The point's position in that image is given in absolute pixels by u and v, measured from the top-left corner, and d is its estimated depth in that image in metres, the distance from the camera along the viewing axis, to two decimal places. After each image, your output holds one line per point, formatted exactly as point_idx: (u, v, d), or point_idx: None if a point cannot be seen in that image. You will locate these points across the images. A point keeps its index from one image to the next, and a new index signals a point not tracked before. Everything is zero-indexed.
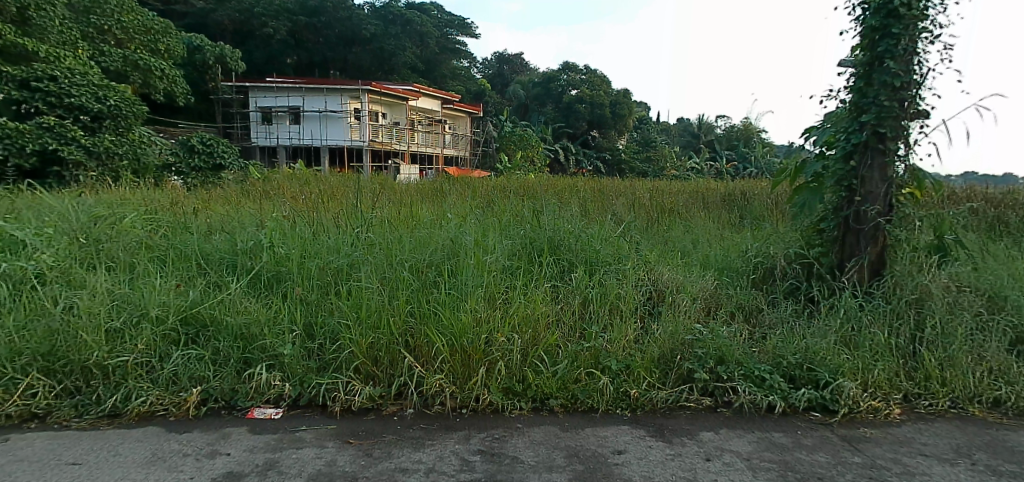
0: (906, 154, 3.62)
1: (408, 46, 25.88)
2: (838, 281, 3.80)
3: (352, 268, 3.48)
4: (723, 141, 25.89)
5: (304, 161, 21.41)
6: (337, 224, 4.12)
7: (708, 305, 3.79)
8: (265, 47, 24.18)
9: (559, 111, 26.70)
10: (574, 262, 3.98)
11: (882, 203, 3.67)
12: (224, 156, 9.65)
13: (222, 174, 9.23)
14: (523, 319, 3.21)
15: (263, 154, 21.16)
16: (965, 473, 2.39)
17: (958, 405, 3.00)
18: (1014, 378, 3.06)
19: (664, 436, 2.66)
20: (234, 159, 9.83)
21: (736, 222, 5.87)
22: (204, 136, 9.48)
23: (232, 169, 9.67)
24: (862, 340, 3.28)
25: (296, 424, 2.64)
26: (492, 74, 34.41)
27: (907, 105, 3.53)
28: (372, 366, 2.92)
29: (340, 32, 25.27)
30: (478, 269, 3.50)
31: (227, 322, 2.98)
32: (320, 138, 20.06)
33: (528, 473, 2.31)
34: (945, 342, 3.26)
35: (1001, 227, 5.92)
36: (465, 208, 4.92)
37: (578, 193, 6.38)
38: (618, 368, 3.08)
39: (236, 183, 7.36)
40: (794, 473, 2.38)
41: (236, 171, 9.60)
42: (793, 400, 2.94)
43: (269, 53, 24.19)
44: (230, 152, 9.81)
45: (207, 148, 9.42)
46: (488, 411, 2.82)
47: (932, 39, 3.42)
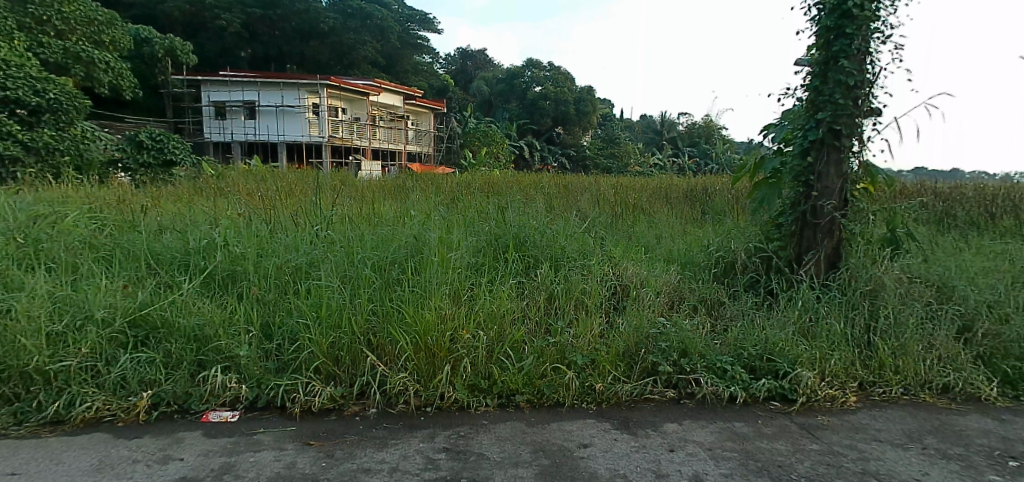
0: (861, 150, 3.74)
1: (370, 41, 25.51)
2: (796, 274, 3.91)
3: (312, 267, 3.40)
4: (685, 138, 26.45)
5: (262, 158, 20.92)
6: (295, 221, 4.02)
7: (671, 299, 3.86)
8: (219, 40, 23.40)
9: (523, 108, 26.75)
10: (539, 257, 3.99)
11: (837, 198, 3.79)
12: (176, 152, 9.24)
13: (173, 171, 8.93)
14: (488, 316, 3.20)
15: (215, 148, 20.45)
16: (917, 456, 2.49)
17: (910, 392, 3.12)
18: (961, 365, 3.20)
19: (629, 429, 2.69)
20: (186, 155, 9.52)
21: (698, 217, 5.98)
22: (153, 132, 9.11)
23: (184, 166, 9.32)
24: (819, 331, 3.38)
25: (254, 426, 2.57)
26: (456, 69, 34.22)
27: (860, 103, 3.65)
28: (333, 366, 2.87)
29: (300, 26, 24.73)
30: (442, 266, 3.47)
31: (179, 323, 2.88)
32: (278, 134, 19.78)
33: (494, 470, 2.30)
34: (898, 331, 3.39)
35: (948, 220, 6.20)
36: (429, 205, 4.87)
37: (542, 189, 6.40)
38: (584, 363, 3.10)
39: (187, 179, 7.12)
40: (754, 461, 2.43)
41: (189, 168, 9.31)
42: (753, 390, 3.02)
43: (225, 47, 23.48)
44: (182, 148, 9.42)
45: (156, 143, 9.01)
46: (453, 408, 2.81)
47: (884, 39, 3.55)
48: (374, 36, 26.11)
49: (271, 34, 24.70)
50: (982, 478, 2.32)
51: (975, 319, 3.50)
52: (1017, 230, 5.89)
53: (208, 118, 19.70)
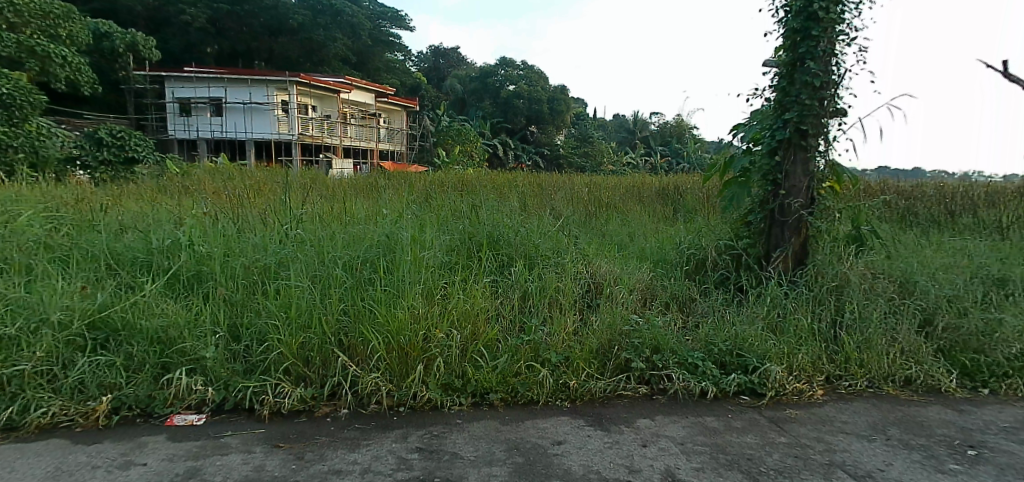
0: (826, 149, 3.84)
1: (340, 38, 25.19)
2: (764, 271, 3.99)
3: (281, 267, 3.34)
4: (657, 137, 26.83)
5: (229, 155, 20.47)
6: (264, 221, 3.94)
7: (644, 296, 3.91)
8: (184, 35, 22.84)
9: (497, 106, 26.74)
10: (514, 256, 3.99)
11: (804, 196, 3.88)
12: (138, 148, 9.07)
13: (135, 169, 8.75)
14: (462, 314, 3.19)
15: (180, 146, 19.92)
16: (880, 447, 2.56)
17: (874, 384, 3.21)
18: (922, 358, 3.31)
19: (602, 425, 2.71)
20: (150, 152, 9.36)
21: (671, 215, 6.07)
22: (113, 128, 8.88)
23: (146, 163, 9.16)
24: (787, 326, 3.46)
25: (221, 429, 2.52)
26: (428, 67, 34.03)
27: (826, 104, 3.75)
28: (303, 367, 2.83)
29: (268, 22, 24.29)
30: (415, 265, 3.44)
31: (141, 325, 2.81)
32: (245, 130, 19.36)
33: (467, 469, 2.30)
34: (862, 326, 3.49)
35: (910, 217, 6.41)
36: (402, 204, 4.84)
37: (516, 187, 6.41)
38: (558, 361, 3.11)
39: (150, 178, 6.95)
40: (725, 455, 2.48)
41: (152, 166, 9.11)
42: (723, 385, 3.07)
43: (189, 43, 22.90)
44: (145, 144, 9.29)
45: (117, 141, 8.82)
46: (427, 408, 2.80)
47: (848, 41, 3.64)
48: (346, 33, 25.80)
49: (238, 29, 24.19)
50: (943, 467, 2.39)
51: (936, 313, 3.62)
52: (974, 227, 6.12)
53: (173, 115, 19.20)
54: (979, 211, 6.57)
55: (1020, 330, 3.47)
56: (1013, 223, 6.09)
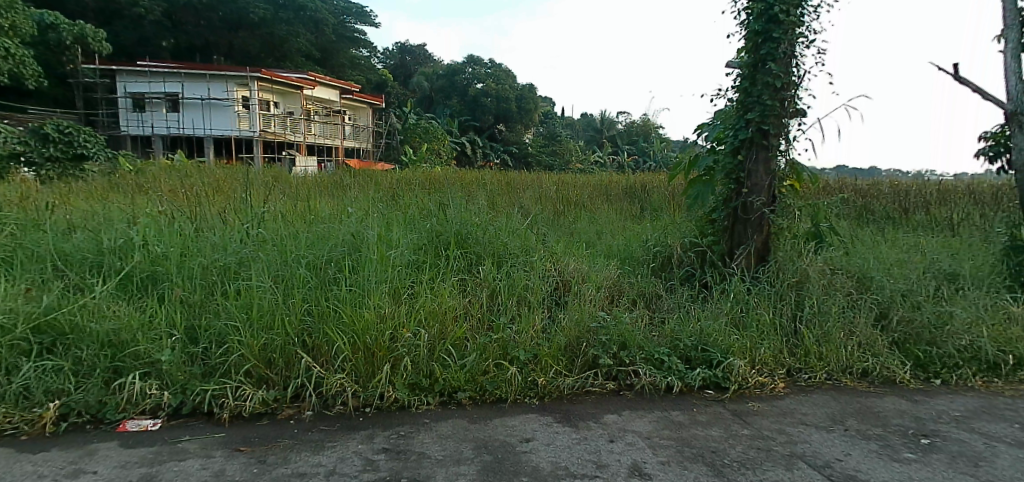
0: (787, 149, 3.94)
1: (303, 33, 24.75)
2: (728, 268, 4.07)
3: (242, 267, 3.26)
4: (624, 136, 27.20)
5: (186, 152, 19.85)
6: (224, 220, 3.84)
7: (611, 293, 3.96)
8: (137, 28, 22.10)
9: (464, 104, 26.69)
10: (482, 254, 3.97)
11: (766, 194, 3.97)
12: (87, 145, 9.02)
13: (82, 165, 8.46)
14: (430, 313, 3.17)
15: (134, 142, 19.22)
16: (839, 438, 2.64)
17: (833, 377, 3.31)
18: (878, 350, 3.42)
19: (571, 422, 2.73)
20: (100, 148, 9.26)
21: (637, 213, 6.16)
22: (59, 123, 8.83)
23: (96, 159, 9.01)
24: (749, 321, 3.55)
25: (177, 434, 2.45)
26: (394, 64, 33.69)
27: (786, 104, 3.85)
28: (265, 368, 2.77)
29: (226, 16, 23.61)
30: (381, 264, 3.40)
31: (92, 328, 2.71)
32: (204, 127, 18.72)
33: (435, 468, 2.29)
34: (822, 320, 3.59)
35: (866, 215, 6.64)
36: (368, 202, 4.79)
37: (484, 185, 6.40)
38: (526, 358, 3.11)
39: (100, 175, 6.71)
40: (690, 448, 2.52)
41: (102, 162, 8.83)
42: (689, 380, 3.13)
43: (142, 35, 22.10)
44: (93, 141, 9.20)
45: (64, 136, 8.76)
46: (394, 408, 2.77)
47: (807, 43, 3.75)
48: (309, 29, 25.36)
49: (195, 22, 23.49)
50: (898, 456, 2.48)
51: (890, 307, 3.76)
52: (926, 224, 6.36)
53: (125, 110, 18.52)
54: (930, 208, 6.84)
55: (969, 322, 3.62)
56: (963, 220, 6.37)
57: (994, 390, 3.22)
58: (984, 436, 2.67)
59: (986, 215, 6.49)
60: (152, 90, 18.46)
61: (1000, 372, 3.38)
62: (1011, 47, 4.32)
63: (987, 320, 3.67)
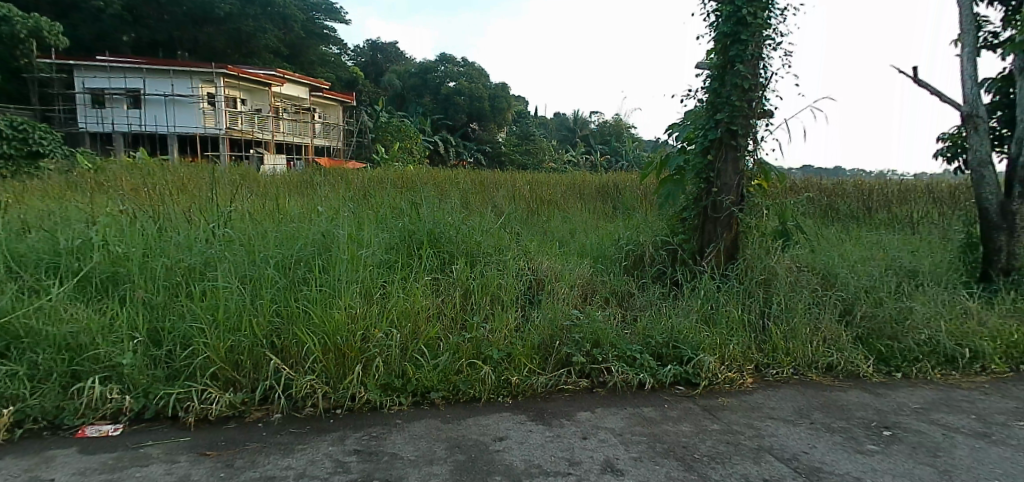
0: (755, 149, 4.03)
1: (271, 29, 24.32)
2: (698, 266, 4.14)
3: (208, 267, 3.18)
4: (597, 136, 27.43)
5: (149, 150, 19.27)
6: (189, 219, 3.75)
7: (585, 291, 3.99)
8: (94, 21, 21.21)
9: (437, 103, 26.57)
10: (455, 254, 3.96)
11: (735, 194, 4.05)
12: (42, 142, 8.75)
13: (37, 163, 8.17)
14: (402, 313, 3.15)
15: (93, 140, 18.55)
16: (805, 431, 2.71)
17: (799, 371, 3.40)
18: (842, 345, 3.52)
19: (544, 420, 2.74)
20: (57, 146, 8.99)
21: (610, 212, 6.22)
22: (13, 121, 8.58)
23: (52, 157, 8.74)
24: (719, 317, 3.61)
25: (140, 439, 2.39)
26: (365, 62, 33.31)
27: (754, 105, 3.93)
28: (232, 371, 2.71)
29: (189, 10, 22.86)
30: (352, 264, 3.36)
31: (48, 331, 2.62)
32: (167, 123, 18.38)
33: (407, 469, 2.27)
34: (789, 316, 3.68)
35: (832, 213, 6.83)
36: (339, 201, 4.73)
37: (457, 184, 6.37)
38: (499, 357, 3.11)
39: (56, 173, 6.47)
40: (661, 444, 2.56)
41: (58, 159, 8.53)
42: (660, 376, 3.17)
43: (101, 29, 21.35)
44: (49, 138, 8.92)
45: (19, 133, 8.51)
46: (365, 409, 2.75)
47: (774, 46, 3.84)
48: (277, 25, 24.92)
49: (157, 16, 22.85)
50: (861, 448, 2.56)
51: (854, 303, 3.87)
52: (888, 222, 6.57)
53: (84, 106, 17.92)
54: (891, 207, 7.07)
55: (928, 317, 3.75)
56: (922, 219, 6.59)
57: (951, 382, 3.34)
58: (942, 427, 2.76)
59: (944, 213, 6.73)
60: (112, 86, 18.05)
61: (957, 365, 3.51)
62: (967, 51, 4.49)
63: (945, 315, 3.81)
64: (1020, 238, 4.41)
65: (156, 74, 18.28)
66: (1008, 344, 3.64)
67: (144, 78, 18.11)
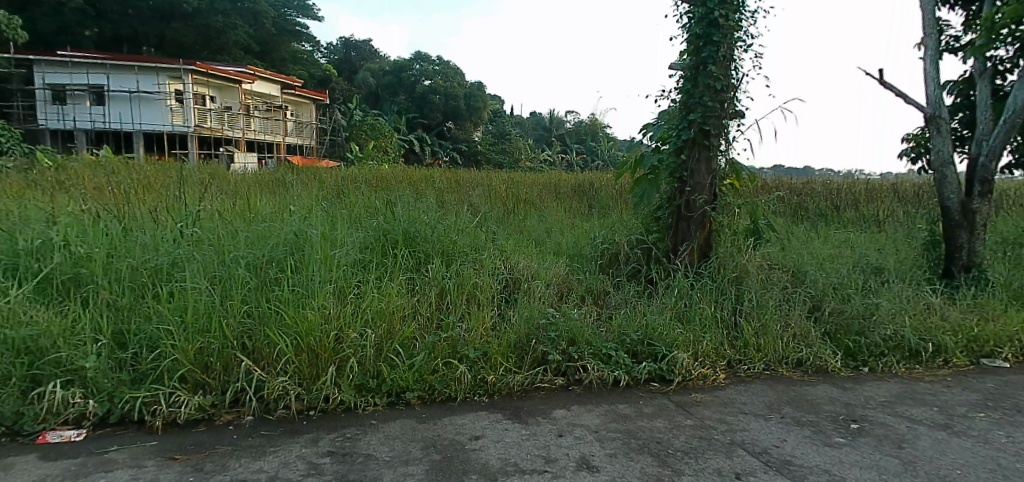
0: (727, 149, 4.09)
1: (241, 26, 23.89)
2: (672, 264, 4.20)
3: (176, 268, 3.11)
4: (573, 136, 27.58)
5: (113, 148, 18.70)
6: (155, 219, 3.66)
7: (561, 290, 4.01)
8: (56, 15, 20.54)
9: (412, 102, 26.42)
10: (430, 253, 3.94)
11: (708, 193, 4.11)
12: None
13: None
14: (377, 313, 3.12)
15: (54, 137, 17.91)
16: (775, 425, 2.77)
17: (770, 367, 3.47)
18: (811, 341, 3.60)
19: (520, 418, 2.75)
20: (15, 144, 8.74)
21: (586, 211, 6.27)
22: None
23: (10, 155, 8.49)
24: (693, 314, 3.67)
25: (104, 444, 2.33)
26: (339, 59, 32.95)
27: (727, 106, 4.00)
28: (201, 373, 2.66)
29: (155, 5, 22.36)
30: (326, 264, 3.33)
31: (6, 335, 2.54)
32: (133, 120, 17.78)
33: (382, 470, 2.26)
34: (760, 313, 3.75)
35: (801, 212, 6.99)
36: (312, 200, 4.67)
37: (433, 183, 6.35)
38: (475, 357, 3.11)
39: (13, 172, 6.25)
40: (636, 440, 2.59)
41: (16, 157, 8.28)
42: (635, 373, 3.21)
43: (62, 23, 20.72)
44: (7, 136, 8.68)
45: None
46: (339, 410, 2.72)
47: (745, 48, 3.91)
48: (247, 21, 24.51)
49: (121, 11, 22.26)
50: (829, 441, 2.62)
51: (823, 300, 3.97)
52: (855, 220, 6.75)
53: (43, 102, 17.35)
54: (858, 205, 7.27)
55: (893, 312, 3.86)
56: (887, 217, 6.79)
57: (915, 376, 3.44)
58: (906, 419, 2.85)
59: (908, 212, 6.94)
60: (74, 82, 17.54)
61: (921, 359, 3.62)
62: (930, 54, 4.64)
63: (909, 310, 3.93)
64: (979, 236, 4.58)
65: (121, 70, 17.85)
66: (969, 338, 3.77)
67: (107, 74, 17.65)
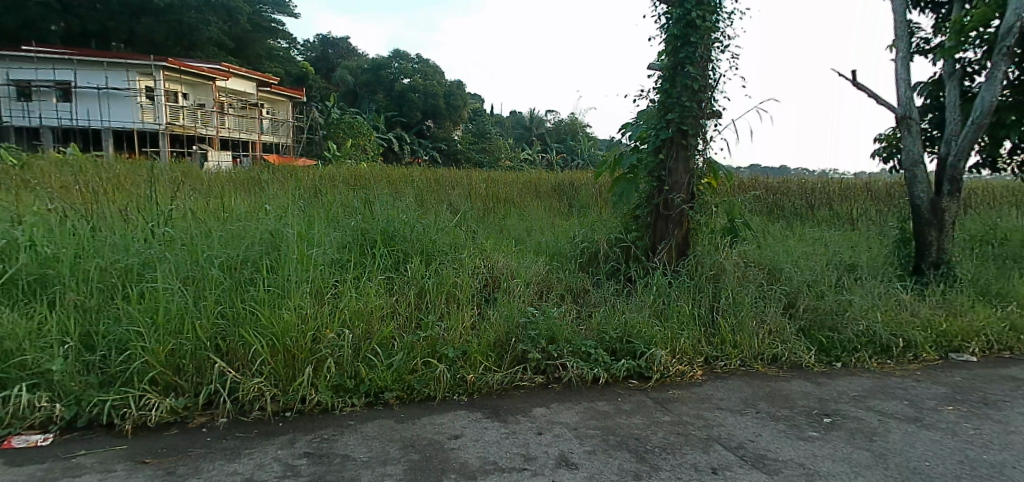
0: (704, 149, 4.15)
1: (214, 21, 23.49)
2: (651, 262, 4.23)
3: (147, 268, 3.05)
4: (553, 135, 27.64)
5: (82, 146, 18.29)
6: (126, 218, 3.59)
7: (540, 289, 4.02)
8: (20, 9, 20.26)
9: (392, 100, 26.26)
10: (409, 252, 3.93)
11: (685, 192, 4.16)
12: None
13: None
14: (355, 313, 3.10)
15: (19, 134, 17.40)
16: (750, 420, 2.82)
17: (746, 363, 3.53)
18: (786, 338, 3.67)
19: (500, 417, 2.76)
20: None
21: (566, 210, 6.30)
22: None
23: None
24: (671, 312, 3.71)
25: (72, 448, 2.29)
26: (316, 57, 32.61)
27: (704, 106, 4.05)
28: (173, 375, 2.61)
29: None
30: (302, 263, 3.29)
31: None
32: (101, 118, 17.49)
33: (360, 470, 2.24)
34: (737, 310, 3.81)
35: (777, 210, 7.11)
36: (288, 198, 4.62)
37: (412, 182, 6.32)
38: (455, 356, 3.11)
39: None
40: (615, 436, 2.61)
41: None
42: (614, 371, 3.24)
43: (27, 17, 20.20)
44: None
45: None
46: (316, 411, 2.70)
47: (722, 48, 3.96)
48: (219, 17, 24.12)
49: (89, 5, 21.76)
50: (803, 435, 2.68)
51: (797, 297, 4.04)
52: (830, 219, 6.88)
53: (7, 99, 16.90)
54: (833, 204, 7.41)
55: (866, 309, 3.95)
56: (861, 215, 6.94)
57: (887, 370, 3.53)
58: (877, 413, 2.92)
59: (881, 210, 7.10)
60: (39, 78, 17.13)
61: (892, 354, 3.71)
62: (901, 56, 4.75)
63: (881, 307, 4.02)
64: (948, 234, 4.70)
65: (88, 65, 17.40)
66: (938, 333, 3.87)
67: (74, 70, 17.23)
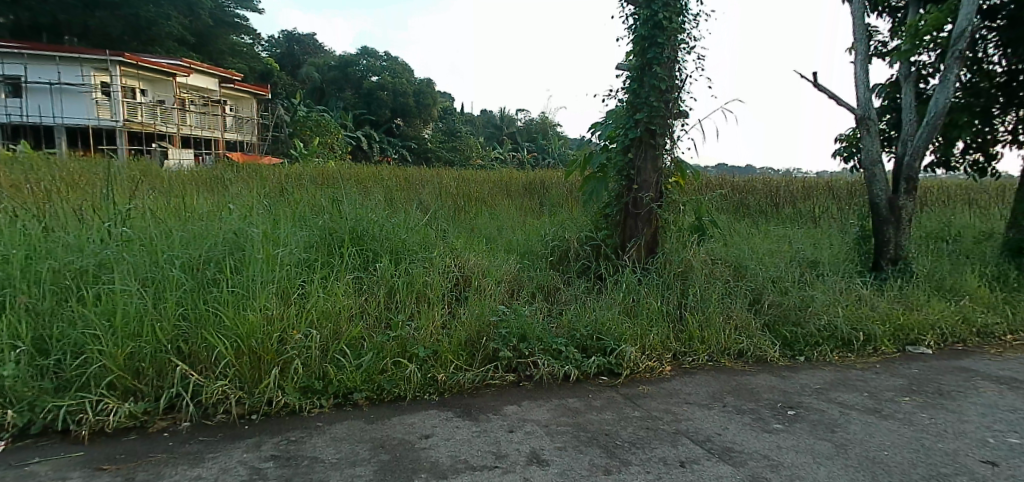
0: (672, 148, 4.22)
1: (173, 16, 22.83)
2: (621, 260, 4.28)
3: (103, 270, 2.96)
4: (525, 134, 27.66)
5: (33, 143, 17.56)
6: (80, 218, 3.47)
7: (511, 287, 4.03)
8: None
9: (360, 98, 25.95)
10: (379, 252, 3.89)
11: (654, 191, 4.23)
12: None
13: None
14: (323, 314, 3.07)
15: None
16: (717, 414, 2.88)
17: (713, 358, 3.60)
18: (752, 333, 3.76)
19: (471, 415, 2.76)
20: None
21: (536, 209, 6.32)
22: None
23: None
24: (640, 309, 3.76)
25: (25, 456, 2.21)
26: (282, 53, 32.00)
27: (671, 105, 4.11)
28: (132, 380, 2.54)
29: None
30: (268, 263, 3.23)
31: None
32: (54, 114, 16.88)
33: (329, 472, 2.22)
34: (704, 306, 3.89)
35: (743, 209, 7.27)
36: (253, 198, 4.52)
37: (381, 181, 6.26)
38: (425, 355, 3.09)
39: None
40: (586, 432, 2.64)
41: None
42: (585, 368, 3.26)
43: None
44: None
45: None
46: (283, 413, 2.65)
47: (688, 49, 4.04)
48: (179, 12, 23.47)
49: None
50: (767, 427, 2.75)
51: (762, 293, 4.14)
52: (793, 217, 7.06)
53: None
54: (796, 203, 7.61)
55: (827, 304, 4.07)
56: (823, 213, 7.14)
57: (848, 363, 3.65)
58: (838, 404, 3.02)
59: (841, 208, 7.32)
60: None
61: (853, 347, 3.83)
62: (860, 59, 4.90)
63: (842, 302, 4.15)
64: (904, 231, 4.87)
65: (40, 60, 16.72)
66: (896, 326, 4.01)
67: (25, 64, 16.53)
